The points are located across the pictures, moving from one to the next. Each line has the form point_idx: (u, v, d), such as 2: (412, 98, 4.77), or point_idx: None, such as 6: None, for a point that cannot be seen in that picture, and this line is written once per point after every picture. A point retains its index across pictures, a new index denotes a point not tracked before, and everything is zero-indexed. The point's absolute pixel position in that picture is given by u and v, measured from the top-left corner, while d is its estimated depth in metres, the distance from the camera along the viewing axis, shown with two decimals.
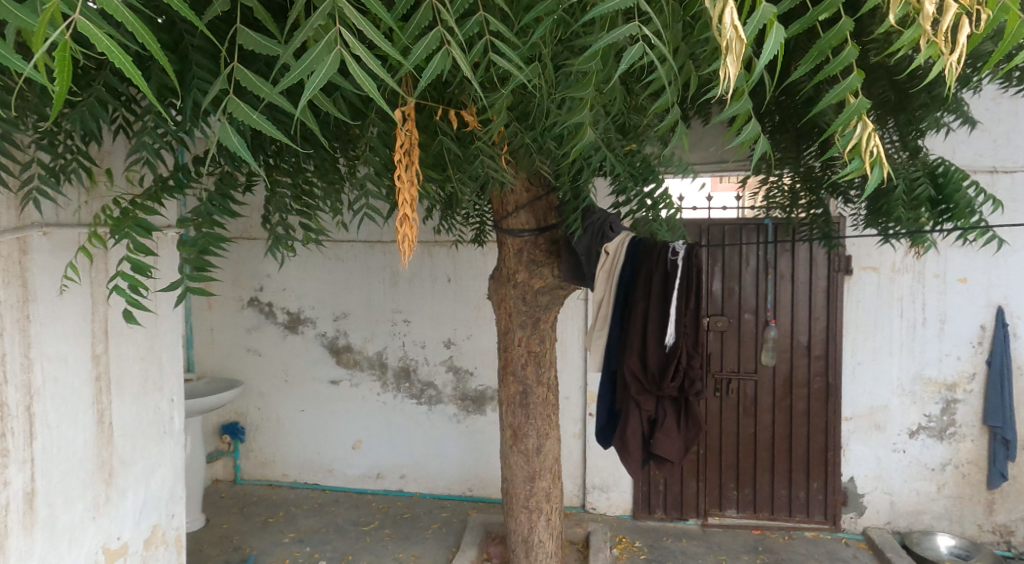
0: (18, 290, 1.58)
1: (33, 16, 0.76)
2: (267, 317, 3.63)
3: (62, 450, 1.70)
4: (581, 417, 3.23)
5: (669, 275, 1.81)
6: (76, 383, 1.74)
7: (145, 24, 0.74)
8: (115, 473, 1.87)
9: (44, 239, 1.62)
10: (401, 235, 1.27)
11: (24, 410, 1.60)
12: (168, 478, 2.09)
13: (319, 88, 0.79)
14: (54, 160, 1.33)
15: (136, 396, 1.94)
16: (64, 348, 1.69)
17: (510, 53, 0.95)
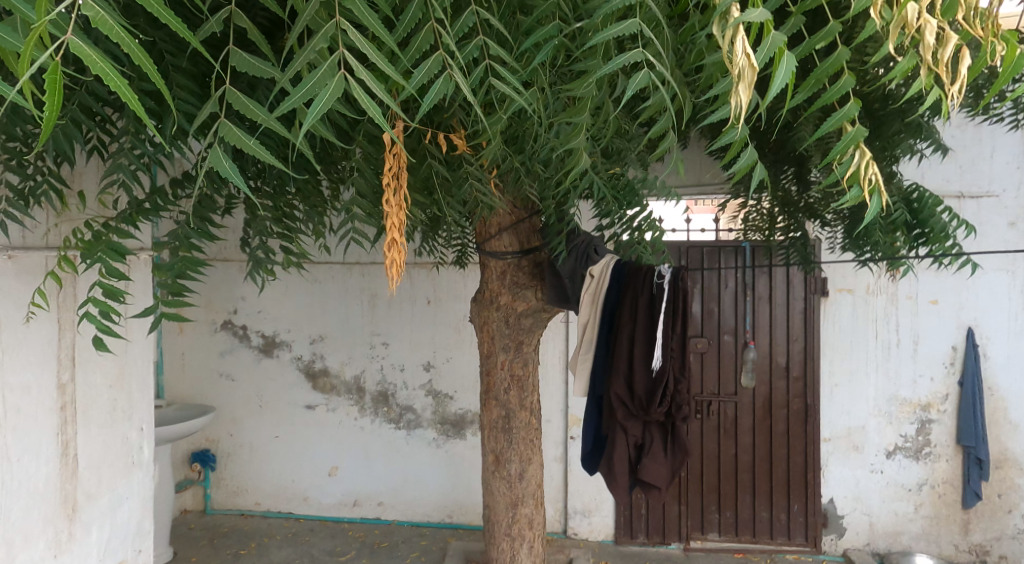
0: None
1: (18, 38, 0.72)
2: (242, 340, 3.56)
3: (22, 483, 1.62)
4: (562, 440, 3.20)
5: (655, 298, 1.81)
6: (40, 413, 1.67)
7: (140, 46, 0.71)
8: (79, 506, 1.79)
9: (10, 264, 1.55)
10: (389, 259, 1.23)
11: None
12: (135, 511, 2.01)
13: (321, 114, 0.77)
14: (23, 182, 1.27)
15: (103, 426, 1.88)
16: (28, 378, 1.63)
17: (510, 77, 0.94)
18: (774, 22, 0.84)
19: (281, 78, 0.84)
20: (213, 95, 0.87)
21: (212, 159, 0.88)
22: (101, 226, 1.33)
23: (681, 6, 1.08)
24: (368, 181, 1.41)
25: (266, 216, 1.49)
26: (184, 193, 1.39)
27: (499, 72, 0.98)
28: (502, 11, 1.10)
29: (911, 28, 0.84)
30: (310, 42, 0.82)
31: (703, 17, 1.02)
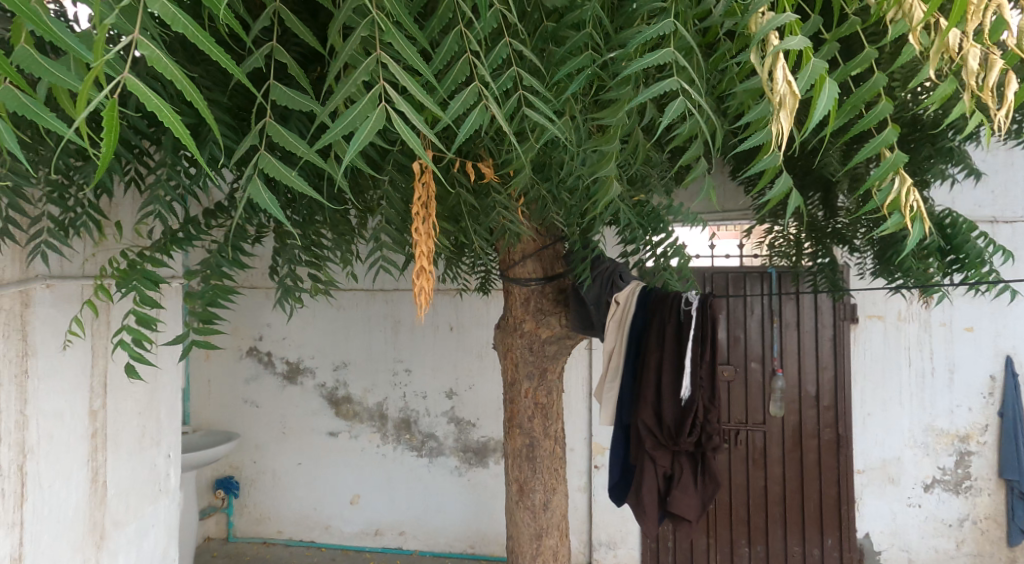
0: (18, 343, 1.53)
1: (75, 77, 0.73)
2: (266, 366, 3.58)
3: (54, 509, 1.63)
4: (586, 470, 3.16)
5: (682, 325, 1.79)
6: (72, 440, 1.68)
7: (190, 82, 0.72)
8: (107, 534, 1.79)
9: (47, 292, 1.58)
10: (417, 287, 1.23)
11: (16, 469, 1.52)
12: (161, 538, 2.01)
13: (363, 145, 0.78)
14: (64, 213, 1.29)
15: (132, 453, 1.88)
16: (61, 405, 1.64)
17: (545, 108, 0.95)
18: (814, 49, 0.84)
19: (321, 112, 0.85)
20: (253, 128, 0.88)
21: (252, 190, 0.89)
22: (136, 255, 1.33)
23: (711, 35, 1.09)
24: (397, 209, 1.42)
25: (295, 244, 1.50)
26: (216, 222, 1.40)
27: (533, 101, 1.00)
28: (534, 42, 1.12)
29: (953, 54, 0.83)
30: (351, 75, 0.83)
31: (734, 45, 1.02)
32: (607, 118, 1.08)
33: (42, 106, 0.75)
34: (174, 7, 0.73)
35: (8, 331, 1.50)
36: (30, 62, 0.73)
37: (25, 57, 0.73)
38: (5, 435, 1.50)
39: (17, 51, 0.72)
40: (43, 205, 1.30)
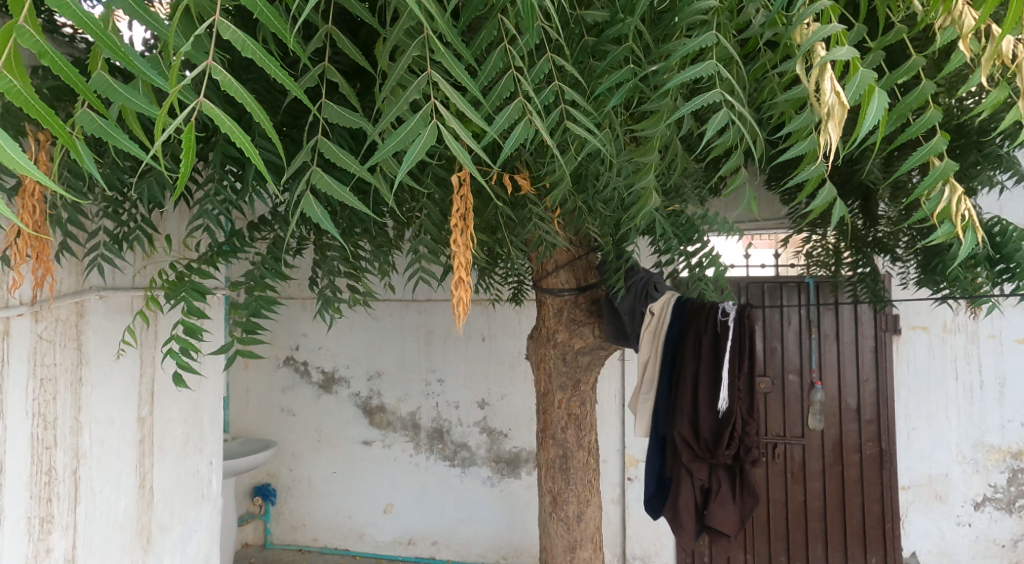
0: (73, 352, 1.59)
1: (149, 102, 0.78)
2: (303, 376, 3.63)
3: (104, 514, 1.68)
4: (620, 482, 3.14)
5: (719, 336, 1.76)
6: (122, 446, 1.73)
7: (259, 104, 0.76)
8: (153, 539, 1.83)
9: (100, 303, 1.65)
10: (456, 298, 1.23)
11: (70, 473, 1.59)
12: (203, 544, 2.05)
13: (417, 160, 0.82)
14: (118, 227, 1.33)
15: (178, 459, 1.93)
16: (111, 411, 1.70)
17: (587, 123, 1.00)
18: (862, 60, 0.84)
19: (371, 131, 0.88)
20: (305, 145, 0.92)
21: (304, 205, 0.91)
22: (185, 267, 1.37)
23: (751, 45, 1.09)
24: (435, 220, 1.45)
25: (335, 256, 1.53)
26: (260, 235, 1.43)
27: (575, 115, 1.05)
28: (575, 56, 1.15)
29: (1007, 61, 0.85)
30: (404, 94, 0.87)
31: (773, 56, 1.04)
32: (649, 129, 1.11)
33: (114, 127, 0.80)
34: (244, 34, 0.77)
35: (64, 340, 1.57)
36: (107, 88, 0.78)
37: (102, 83, 0.78)
38: (61, 440, 1.56)
39: (95, 77, 0.77)
40: (99, 220, 1.35)
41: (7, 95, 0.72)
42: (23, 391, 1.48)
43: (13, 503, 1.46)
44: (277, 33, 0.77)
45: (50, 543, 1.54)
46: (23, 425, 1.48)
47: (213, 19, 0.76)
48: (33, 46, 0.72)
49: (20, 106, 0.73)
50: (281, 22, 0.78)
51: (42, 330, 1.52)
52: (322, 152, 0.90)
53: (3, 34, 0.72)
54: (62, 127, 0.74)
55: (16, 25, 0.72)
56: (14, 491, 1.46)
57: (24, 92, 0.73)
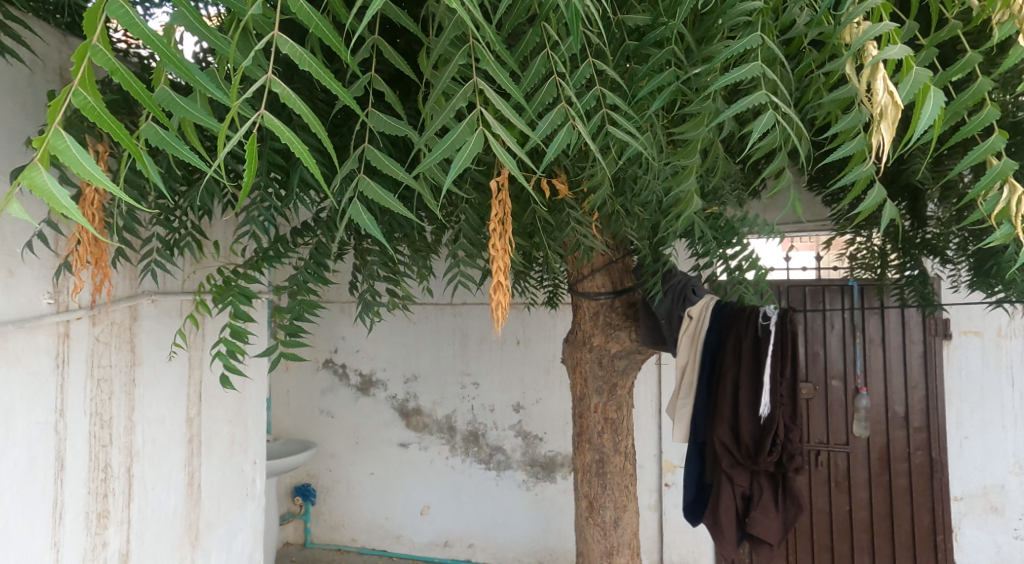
0: (128, 354, 1.72)
1: (212, 116, 0.80)
2: (341, 378, 3.68)
3: (155, 511, 1.80)
4: (656, 488, 3.11)
5: (760, 341, 1.73)
6: (172, 445, 1.86)
7: (315, 115, 0.78)
8: (201, 534, 1.95)
9: (152, 307, 1.79)
10: (494, 302, 1.23)
11: (125, 471, 1.71)
12: (248, 541, 2.15)
13: (466, 165, 0.83)
14: (170, 234, 1.37)
15: (223, 459, 2.04)
16: (162, 412, 1.83)
17: (629, 126, 1.02)
18: (916, 58, 0.84)
19: (417, 140, 0.89)
20: (351, 153, 0.93)
21: (351, 213, 0.92)
22: (232, 272, 1.40)
23: (795, 45, 1.07)
24: (473, 225, 1.45)
25: (374, 261, 1.55)
26: (303, 240, 1.45)
27: (616, 118, 1.07)
28: (617, 60, 1.16)
29: None
30: (450, 101, 0.89)
31: (818, 55, 1.03)
32: (685, 135, 1.15)
33: (177, 138, 0.82)
34: (301, 48, 0.79)
35: (119, 342, 1.70)
36: (170, 102, 0.81)
37: (166, 98, 0.81)
38: (116, 439, 1.69)
39: (159, 91, 0.80)
40: (153, 227, 1.40)
41: (81, 110, 0.76)
42: (82, 389, 1.61)
43: (73, 499, 1.59)
44: (333, 48, 0.79)
45: (106, 537, 1.67)
46: (80, 423, 1.61)
47: (270, 35, 0.78)
48: (105, 63, 0.76)
49: (93, 120, 0.76)
50: (336, 38, 0.80)
51: (99, 333, 1.65)
52: (368, 159, 0.91)
53: (79, 53, 0.75)
54: (132, 140, 0.77)
55: (90, 44, 0.75)
56: (73, 487, 1.59)
57: (98, 107, 0.76)
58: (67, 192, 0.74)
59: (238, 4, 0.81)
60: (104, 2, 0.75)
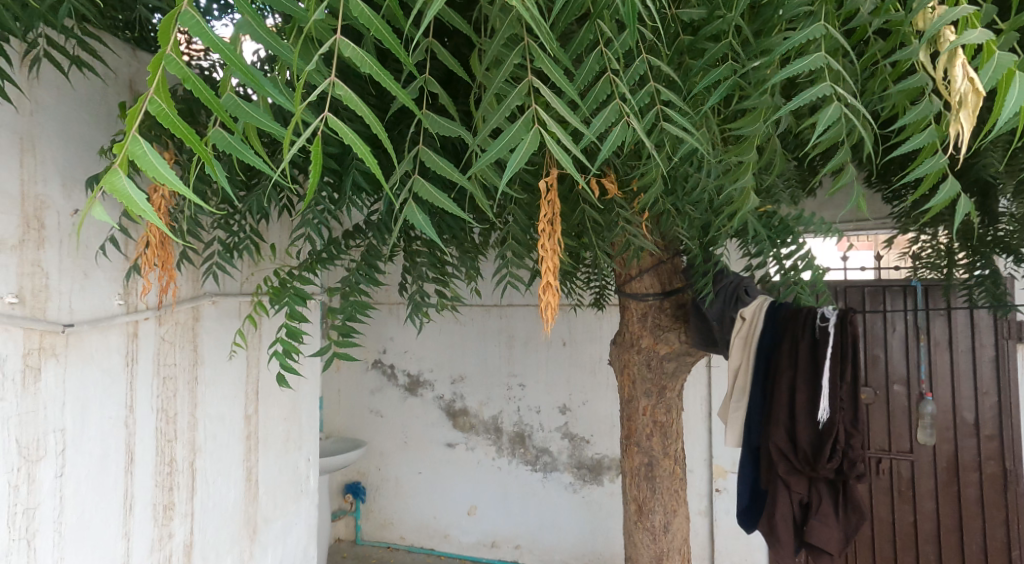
0: (190, 352, 1.77)
1: (277, 121, 0.80)
2: (389, 379, 3.71)
3: (216, 505, 1.84)
4: (707, 493, 3.05)
5: (818, 343, 1.67)
6: (231, 441, 1.90)
7: (377, 118, 0.77)
8: (259, 529, 1.99)
9: (213, 308, 1.83)
10: (543, 302, 1.20)
11: (189, 464, 1.76)
12: (302, 537, 2.19)
13: (522, 163, 0.82)
14: (229, 238, 1.40)
15: (279, 455, 2.08)
16: (222, 409, 1.87)
17: (684, 123, 1.00)
18: (998, 42, 0.80)
19: (470, 141, 0.89)
20: (406, 154, 0.92)
21: (406, 214, 0.92)
22: (286, 274, 1.42)
23: (859, 35, 1.03)
24: (521, 225, 1.44)
25: (423, 262, 1.55)
26: (355, 243, 1.46)
27: (671, 115, 1.05)
28: (671, 57, 1.14)
29: None
30: (506, 100, 0.88)
31: (885, 45, 0.99)
32: (741, 133, 1.12)
33: (244, 143, 0.83)
34: (362, 51, 0.79)
35: (183, 342, 1.74)
36: (236, 107, 0.81)
37: (233, 103, 0.81)
38: (180, 434, 1.74)
39: (227, 97, 0.80)
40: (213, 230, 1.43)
41: (156, 117, 0.76)
42: (149, 387, 1.65)
43: (141, 491, 1.63)
44: (392, 51, 0.78)
45: (171, 528, 1.71)
46: (148, 419, 1.65)
47: (332, 39, 0.78)
48: (178, 71, 0.75)
49: (167, 126, 0.76)
50: (395, 40, 0.79)
51: (165, 333, 1.70)
52: (422, 161, 0.91)
53: (154, 63, 0.75)
54: (204, 146, 0.76)
55: (165, 54, 0.75)
56: (142, 479, 1.63)
57: (171, 113, 0.76)
58: (144, 196, 0.74)
59: (299, 10, 0.80)
60: (175, 12, 0.75)
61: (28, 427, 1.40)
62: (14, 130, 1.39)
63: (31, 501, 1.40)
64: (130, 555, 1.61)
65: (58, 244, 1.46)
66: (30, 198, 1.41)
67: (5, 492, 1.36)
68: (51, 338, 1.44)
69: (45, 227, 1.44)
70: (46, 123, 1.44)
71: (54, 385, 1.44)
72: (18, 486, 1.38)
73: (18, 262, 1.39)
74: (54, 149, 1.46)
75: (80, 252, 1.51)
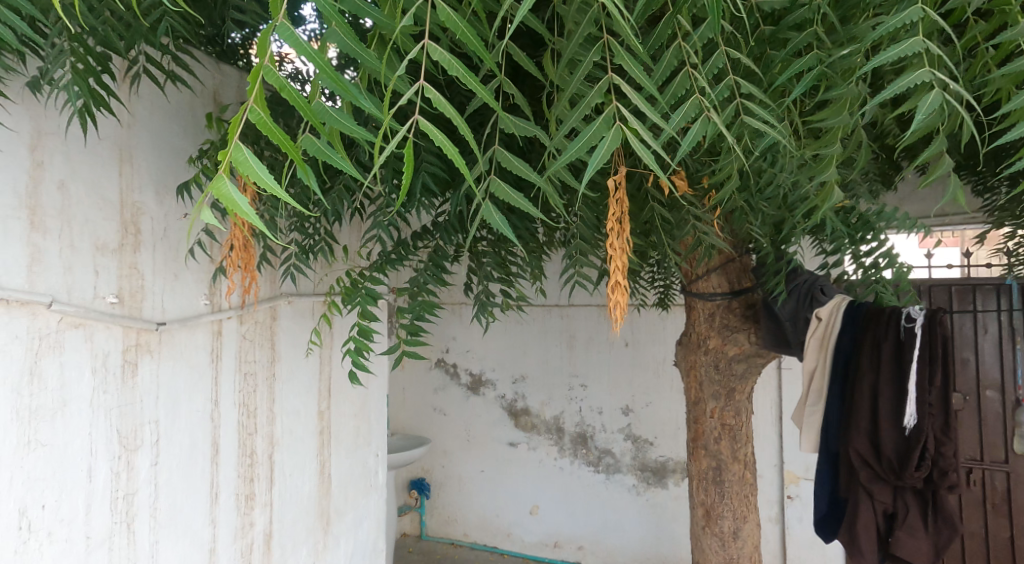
0: (269, 350, 1.80)
1: (365, 126, 0.79)
2: (452, 377, 3.72)
3: (293, 496, 1.87)
4: (778, 499, 2.95)
5: (902, 345, 1.58)
6: (306, 435, 1.93)
7: (464, 118, 0.75)
8: (332, 521, 2.01)
9: (289, 308, 1.86)
10: (611, 302, 1.17)
11: (267, 456, 1.79)
12: (371, 529, 2.21)
13: (601, 164, 0.81)
14: (304, 239, 1.41)
15: (349, 450, 2.10)
16: (298, 405, 1.90)
17: (767, 115, 0.95)
18: None
19: (547, 141, 0.87)
20: (481, 154, 0.90)
21: (483, 213, 0.90)
22: (358, 274, 1.43)
23: (958, 16, 0.96)
24: (588, 224, 1.41)
25: (488, 261, 1.53)
26: (422, 243, 1.46)
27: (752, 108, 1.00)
28: (752, 49, 1.11)
29: None
30: (586, 98, 0.85)
31: (987, 27, 0.92)
32: (825, 125, 1.07)
33: (333, 149, 0.82)
34: (450, 55, 0.77)
35: (262, 339, 1.78)
36: (326, 113, 0.80)
37: (322, 109, 0.81)
38: (260, 428, 1.77)
39: (317, 105, 0.80)
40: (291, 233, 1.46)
41: (255, 125, 0.75)
42: (232, 382, 1.69)
43: (226, 480, 1.67)
44: (478, 53, 0.78)
45: (253, 517, 1.74)
46: (232, 413, 1.69)
47: (422, 43, 0.77)
48: (275, 81, 0.75)
49: (266, 132, 0.75)
50: (480, 43, 0.78)
51: (246, 331, 1.73)
52: (496, 160, 0.89)
53: (253, 73, 0.75)
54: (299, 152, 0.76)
55: (263, 64, 0.75)
56: (226, 470, 1.67)
57: (269, 120, 0.76)
58: (246, 199, 0.73)
59: (384, 18, 0.80)
60: (271, 22, 0.75)
61: (127, 418, 1.45)
62: (114, 141, 1.44)
63: (130, 487, 1.46)
64: (215, 542, 1.65)
65: (153, 247, 1.51)
66: (128, 205, 1.46)
67: (109, 478, 1.42)
68: (146, 336, 1.49)
69: (142, 231, 1.49)
70: (142, 133, 1.49)
71: (150, 380, 1.49)
72: (119, 473, 1.43)
73: (118, 264, 1.44)
74: (150, 158, 1.50)
75: (173, 253, 1.55)
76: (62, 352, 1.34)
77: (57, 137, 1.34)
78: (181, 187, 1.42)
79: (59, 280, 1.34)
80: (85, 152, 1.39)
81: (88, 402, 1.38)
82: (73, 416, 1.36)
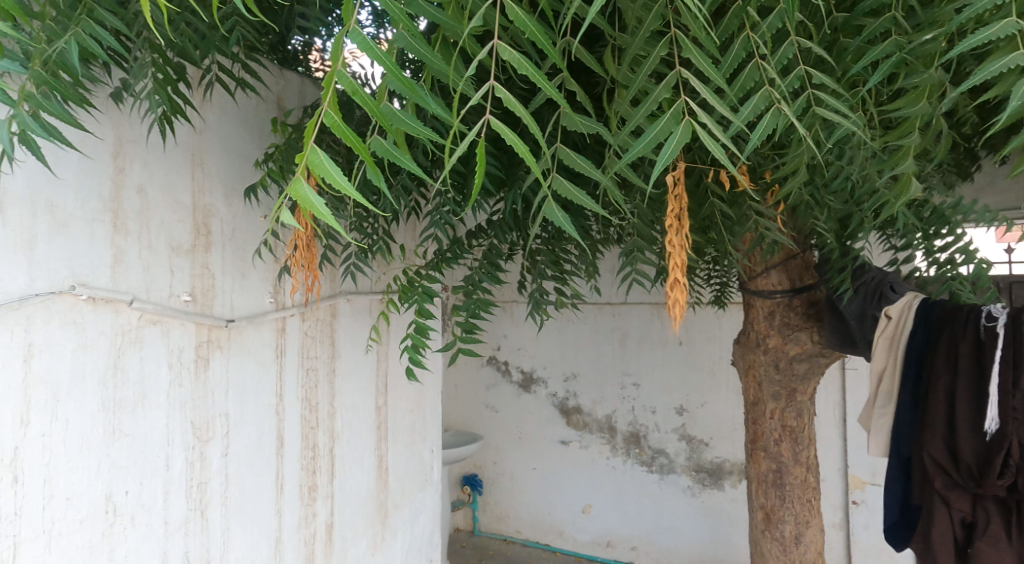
0: (329, 347, 1.81)
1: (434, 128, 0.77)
2: (504, 374, 3.71)
3: (352, 489, 1.88)
4: (843, 505, 2.85)
5: (982, 346, 1.48)
6: (365, 430, 1.93)
7: (529, 115, 0.72)
8: (389, 515, 2.02)
9: (347, 305, 1.87)
10: (671, 300, 1.13)
11: (329, 450, 1.80)
12: (427, 524, 2.21)
13: (669, 160, 0.77)
14: (363, 238, 1.41)
15: (406, 445, 2.10)
16: (356, 401, 1.90)
17: (842, 106, 0.90)
18: None
19: (610, 137, 0.84)
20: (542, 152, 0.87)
21: (545, 212, 0.86)
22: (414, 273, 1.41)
23: None
24: (646, 220, 1.37)
25: (542, 259, 1.50)
26: (476, 242, 1.44)
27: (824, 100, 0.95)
28: (823, 39, 1.06)
29: None
30: (652, 94, 0.82)
31: None
32: (903, 115, 1.01)
33: (401, 151, 0.81)
34: (520, 53, 0.75)
35: (322, 337, 1.79)
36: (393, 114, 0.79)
37: (389, 110, 0.79)
38: (321, 422, 1.78)
39: (386, 107, 0.78)
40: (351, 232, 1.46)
41: (330, 128, 0.74)
42: (295, 379, 1.70)
43: (290, 472, 1.68)
44: (545, 51, 0.75)
45: (315, 508, 1.75)
46: (294, 408, 1.70)
47: (492, 43, 0.74)
48: (347, 84, 0.74)
49: (340, 135, 0.74)
50: (548, 39, 0.75)
51: (307, 328, 1.74)
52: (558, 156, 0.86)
53: (326, 78, 0.74)
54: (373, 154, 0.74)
55: (336, 69, 0.74)
56: (290, 463, 1.68)
57: (343, 123, 0.74)
58: (324, 202, 0.72)
59: (450, 19, 0.78)
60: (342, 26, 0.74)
61: (200, 410, 1.47)
62: (187, 146, 1.46)
63: (203, 476, 1.48)
64: (280, 531, 1.66)
65: (222, 247, 1.53)
66: (200, 207, 1.48)
67: (185, 467, 1.44)
68: (217, 332, 1.51)
69: (213, 232, 1.51)
70: (214, 134, 1.51)
71: (220, 373, 1.51)
72: (194, 463, 1.46)
73: (191, 264, 1.46)
74: (220, 162, 1.52)
75: (240, 252, 1.57)
76: (141, 346, 1.37)
77: (138, 144, 1.37)
78: (249, 190, 1.43)
79: (139, 279, 1.37)
80: (163, 157, 1.41)
81: (165, 394, 1.41)
82: (152, 409, 1.38)
